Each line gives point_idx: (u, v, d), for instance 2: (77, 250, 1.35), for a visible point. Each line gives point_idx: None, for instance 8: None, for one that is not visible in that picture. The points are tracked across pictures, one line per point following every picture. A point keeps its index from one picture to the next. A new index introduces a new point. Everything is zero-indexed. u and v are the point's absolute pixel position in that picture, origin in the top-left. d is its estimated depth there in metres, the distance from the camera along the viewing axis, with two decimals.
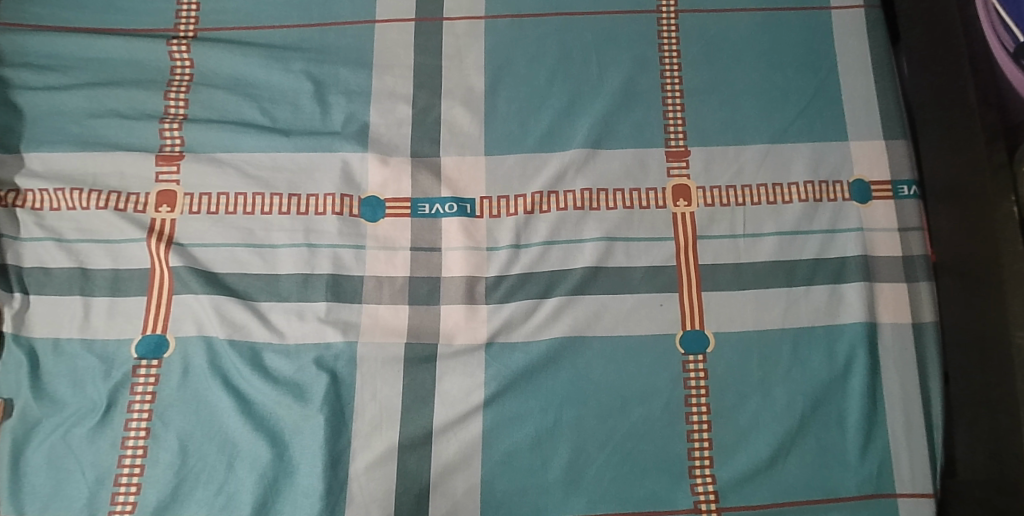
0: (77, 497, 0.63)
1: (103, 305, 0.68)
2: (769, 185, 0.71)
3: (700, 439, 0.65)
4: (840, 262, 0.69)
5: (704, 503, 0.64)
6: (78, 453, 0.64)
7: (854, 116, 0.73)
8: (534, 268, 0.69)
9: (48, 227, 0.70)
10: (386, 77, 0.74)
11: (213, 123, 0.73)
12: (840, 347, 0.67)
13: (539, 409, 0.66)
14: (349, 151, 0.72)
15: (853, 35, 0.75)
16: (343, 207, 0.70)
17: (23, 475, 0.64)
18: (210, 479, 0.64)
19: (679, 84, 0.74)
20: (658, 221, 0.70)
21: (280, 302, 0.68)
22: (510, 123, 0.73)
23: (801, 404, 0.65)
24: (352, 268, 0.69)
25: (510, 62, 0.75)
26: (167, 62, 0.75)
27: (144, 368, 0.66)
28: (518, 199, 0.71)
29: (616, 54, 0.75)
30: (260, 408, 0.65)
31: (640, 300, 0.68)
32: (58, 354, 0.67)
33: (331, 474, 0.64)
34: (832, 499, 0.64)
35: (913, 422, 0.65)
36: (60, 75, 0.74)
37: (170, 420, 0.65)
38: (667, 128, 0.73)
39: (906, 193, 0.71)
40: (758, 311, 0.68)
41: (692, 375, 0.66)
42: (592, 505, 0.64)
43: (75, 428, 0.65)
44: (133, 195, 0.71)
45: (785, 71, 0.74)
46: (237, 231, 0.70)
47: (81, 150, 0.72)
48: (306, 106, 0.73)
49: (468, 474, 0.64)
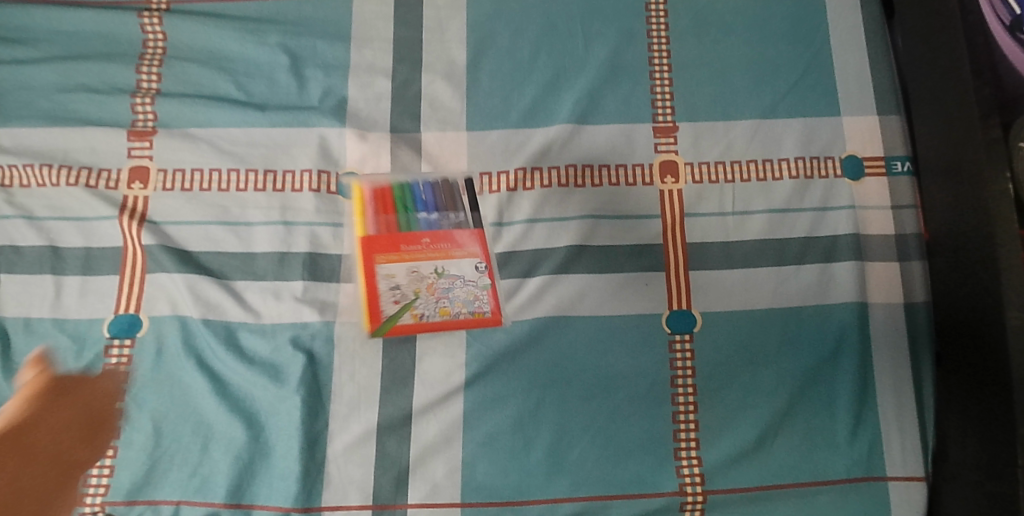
0: (196, 404, 0.64)
1: (75, 284, 0.66)
2: (759, 161, 0.69)
3: (686, 420, 0.63)
4: (832, 240, 0.67)
5: (689, 485, 0.62)
6: (199, 374, 0.64)
7: (846, 90, 0.71)
8: (517, 246, 0.67)
9: (18, 205, 0.68)
10: (364, 50, 0.72)
11: (186, 98, 0.71)
12: (831, 327, 0.65)
13: (521, 390, 0.64)
14: (326, 126, 0.70)
15: (847, 7, 0.73)
16: (320, 184, 0.69)
17: (137, 392, 0.64)
18: (185, 460, 0.63)
19: (667, 57, 0.72)
20: (644, 199, 0.68)
21: (256, 280, 0.66)
22: (493, 98, 0.71)
23: (789, 384, 0.64)
24: (329, 246, 0.67)
25: (493, 34, 0.72)
26: (140, 35, 0.72)
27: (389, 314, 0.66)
28: (501, 176, 0.69)
29: (602, 27, 0.73)
30: (235, 389, 0.64)
31: (626, 279, 0.66)
32: (28, 333, 0.65)
33: (308, 455, 0.63)
34: (819, 481, 0.63)
35: (904, 404, 0.64)
36: (30, 49, 0.72)
37: (144, 402, 0.64)
38: (654, 103, 0.71)
39: (900, 169, 0.69)
40: (746, 290, 0.66)
41: (679, 355, 0.65)
42: (575, 488, 0.62)
43: (174, 351, 0.65)
44: (105, 172, 0.69)
45: (775, 44, 0.72)
46: (212, 208, 0.68)
47: (51, 125, 0.70)
48: (282, 80, 0.71)
49: (448, 455, 0.63)
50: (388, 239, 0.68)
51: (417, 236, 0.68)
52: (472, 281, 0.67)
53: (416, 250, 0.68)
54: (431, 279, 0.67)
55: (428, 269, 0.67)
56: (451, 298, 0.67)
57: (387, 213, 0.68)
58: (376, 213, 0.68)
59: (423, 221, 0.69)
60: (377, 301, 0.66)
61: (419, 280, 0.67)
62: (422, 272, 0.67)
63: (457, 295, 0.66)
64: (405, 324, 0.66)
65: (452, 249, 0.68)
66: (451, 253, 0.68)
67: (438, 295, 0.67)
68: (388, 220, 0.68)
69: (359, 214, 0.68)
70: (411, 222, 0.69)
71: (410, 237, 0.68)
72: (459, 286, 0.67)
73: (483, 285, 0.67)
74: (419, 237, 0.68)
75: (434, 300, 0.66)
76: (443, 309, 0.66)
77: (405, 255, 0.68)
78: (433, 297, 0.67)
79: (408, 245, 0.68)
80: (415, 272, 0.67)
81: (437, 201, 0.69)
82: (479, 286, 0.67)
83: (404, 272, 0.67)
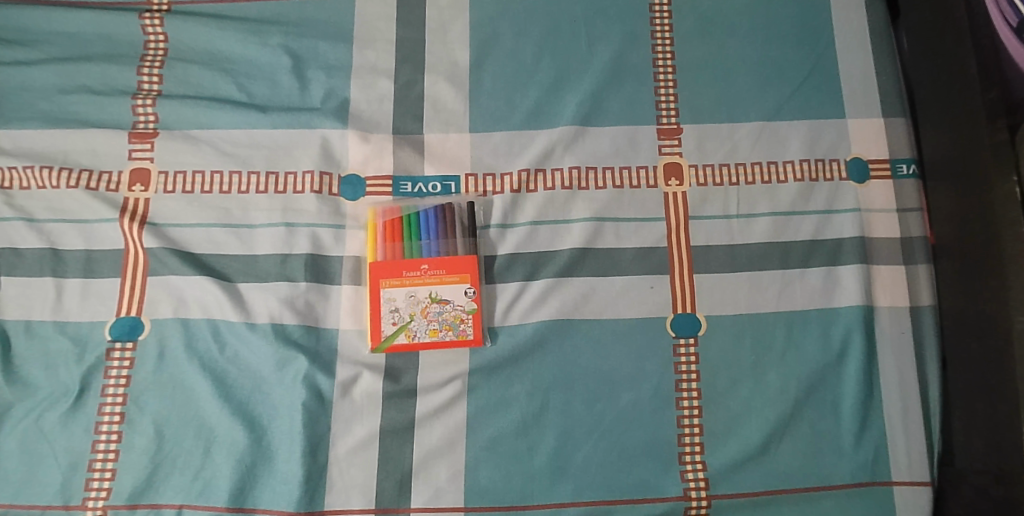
0: (197, 406, 0.63)
1: (76, 287, 0.66)
2: (764, 163, 0.68)
3: (691, 424, 0.63)
4: (836, 243, 0.67)
5: (693, 490, 0.62)
6: (200, 377, 0.64)
7: (851, 92, 0.70)
8: (521, 248, 0.67)
9: (19, 207, 0.68)
10: (367, 51, 0.72)
11: (187, 99, 0.70)
12: (836, 330, 0.65)
13: (525, 394, 0.64)
14: (329, 128, 0.69)
15: (852, 7, 0.72)
16: (322, 185, 0.68)
17: (139, 394, 0.64)
18: (187, 464, 0.63)
19: (671, 59, 0.71)
20: (649, 201, 0.68)
21: (258, 282, 0.66)
22: (497, 100, 0.71)
23: (794, 388, 0.64)
24: (332, 248, 0.67)
25: (496, 35, 0.72)
26: (140, 36, 0.72)
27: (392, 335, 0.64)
28: (504, 178, 0.69)
29: (606, 28, 0.72)
30: (237, 392, 0.64)
31: (630, 282, 0.66)
32: (29, 336, 0.65)
33: (310, 459, 0.62)
34: (824, 486, 0.62)
35: (910, 408, 0.64)
36: (30, 50, 0.72)
37: (146, 405, 0.64)
38: (658, 105, 0.70)
39: (905, 172, 0.69)
40: (751, 293, 0.66)
41: (683, 359, 0.64)
42: (578, 492, 0.62)
43: (176, 353, 0.64)
44: (105, 174, 0.68)
45: (780, 46, 0.72)
46: (213, 210, 0.68)
47: (51, 127, 0.69)
48: (284, 82, 0.71)
49: (452, 460, 0.63)
50: (392, 264, 0.65)
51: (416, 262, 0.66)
52: (460, 304, 0.65)
53: (415, 276, 0.65)
54: (425, 302, 0.65)
55: (421, 296, 0.65)
56: (441, 323, 0.64)
57: (394, 241, 0.67)
58: (385, 241, 0.67)
59: (426, 249, 0.66)
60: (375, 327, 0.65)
61: (415, 303, 0.65)
62: (417, 296, 0.65)
63: (445, 317, 0.64)
64: (400, 343, 0.64)
65: (448, 276, 0.65)
66: (445, 279, 0.65)
67: (430, 322, 0.65)
68: (394, 248, 0.66)
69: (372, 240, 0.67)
70: (414, 250, 0.66)
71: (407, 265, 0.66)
72: (447, 310, 0.65)
73: (470, 309, 0.65)
74: (419, 263, 0.65)
75: (427, 322, 0.64)
76: (434, 330, 0.64)
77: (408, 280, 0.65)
78: (425, 319, 0.64)
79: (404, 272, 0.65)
80: (412, 296, 0.65)
81: (439, 228, 0.67)
82: (466, 310, 0.64)
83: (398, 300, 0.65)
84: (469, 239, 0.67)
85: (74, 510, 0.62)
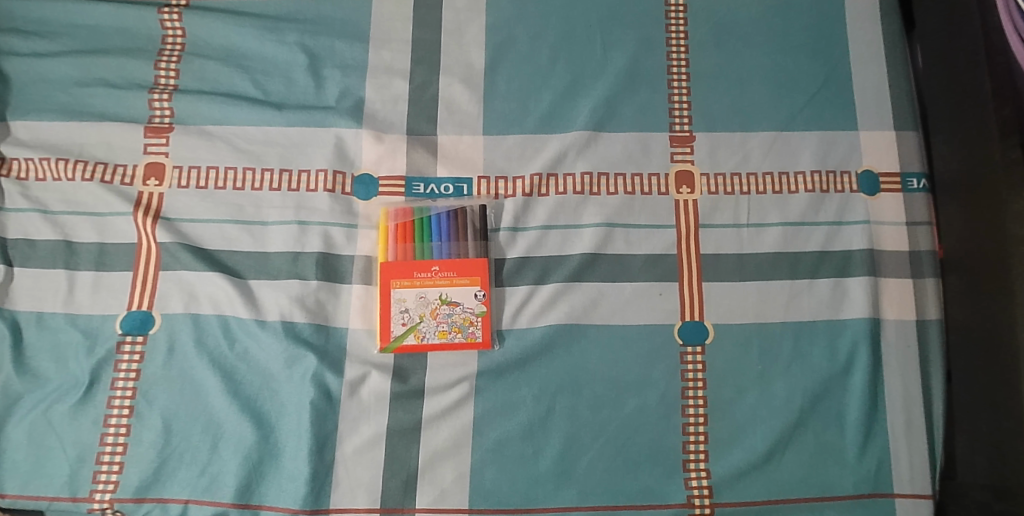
0: (205, 402, 0.64)
1: (88, 279, 0.66)
2: (775, 173, 0.69)
3: (695, 432, 0.64)
4: (845, 255, 0.67)
5: (697, 497, 0.63)
6: (210, 373, 0.64)
7: (865, 104, 0.70)
8: (532, 252, 0.67)
9: (34, 199, 0.68)
10: (382, 51, 0.72)
11: (203, 95, 0.70)
12: (843, 342, 0.65)
13: (531, 398, 0.64)
14: (342, 126, 0.70)
15: (869, 19, 0.72)
16: (334, 184, 0.68)
17: (149, 390, 0.64)
18: (194, 459, 0.63)
19: (686, 66, 0.71)
20: (659, 208, 0.68)
21: (269, 279, 0.66)
22: (510, 103, 0.71)
23: (800, 398, 0.64)
24: (343, 248, 0.67)
25: (511, 39, 0.72)
26: (158, 30, 0.72)
27: (403, 335, 0.64)
28: (516, 181, 0.69)
29: (621, 34, 0.72)
30: (246, 388, 0.64)
31: (640, 289, 0.66)
32: (41, 328, 0.65)
33: (317, 457, 0.63)
34: (827, 497, 0.63)
35: (914, 422, 0.64)
36: (48, 41, 0.72)
37: (155, 399, 0.64)
38: (672, 112, 0.70)
39: (915, 186, 0.69)
40: (759, 303, 0.66)
41: (690, 367, 0.65)
42: (582, 497, 0.63)
43: (187, 349, 0.65)
44: (121, 167, 0.69)
45: (795, 56, 0.72)
46: (227, 206, 0.68)
47: (67, 119, 0.70)
48: (300, 79, 0.71)
49: (458, 461, 0.63)
50: (402, 265, 0.66)
51: (428, 263, 0.66)
52: (469, 307, 0.65)
53: (426, 277, 0.65)
54: (435, 303, 0.65)
55: (433, 296, 0.65)
56: (451, 325, 0.65)
57: (405, 241, 0.67)
58: (395, 242, 0.67)
59: (437, 251, 0.67)
60: (387, 324, 0.65)
61: (425, 304, 0.65)
62: (428, 297, 0.65)
63: (454, 319, 0.65)
64: (410, 344, 0.64)
65: (458, 278, 0.65)
66: (456, 281, 0.65)
67: (440, 323, 0.65)
68: (404, 249, 0.67)
69: (383, 240, 0.67)
70: (425, 251, 0.67)
71: (418, 265, 0.66)
72: (457, 314, 0.65)
73: (479, 312, 0.65)
74: (430, 264, 0.66)
75: (436, 324, 0.65)
76: (443, 332, 0.65)
77: (418, 281, 0.65)
78: (435, 320, 0.65)
79: (415, 272, 0.65)
80: (423, 297, 0.65)
81: (451, 230, 0.67)
82: (475, 312, 0.65)
83: (410, 299, 0.65)
84: (480, 241, 0.67)
85: (81, 502, 0.62)
